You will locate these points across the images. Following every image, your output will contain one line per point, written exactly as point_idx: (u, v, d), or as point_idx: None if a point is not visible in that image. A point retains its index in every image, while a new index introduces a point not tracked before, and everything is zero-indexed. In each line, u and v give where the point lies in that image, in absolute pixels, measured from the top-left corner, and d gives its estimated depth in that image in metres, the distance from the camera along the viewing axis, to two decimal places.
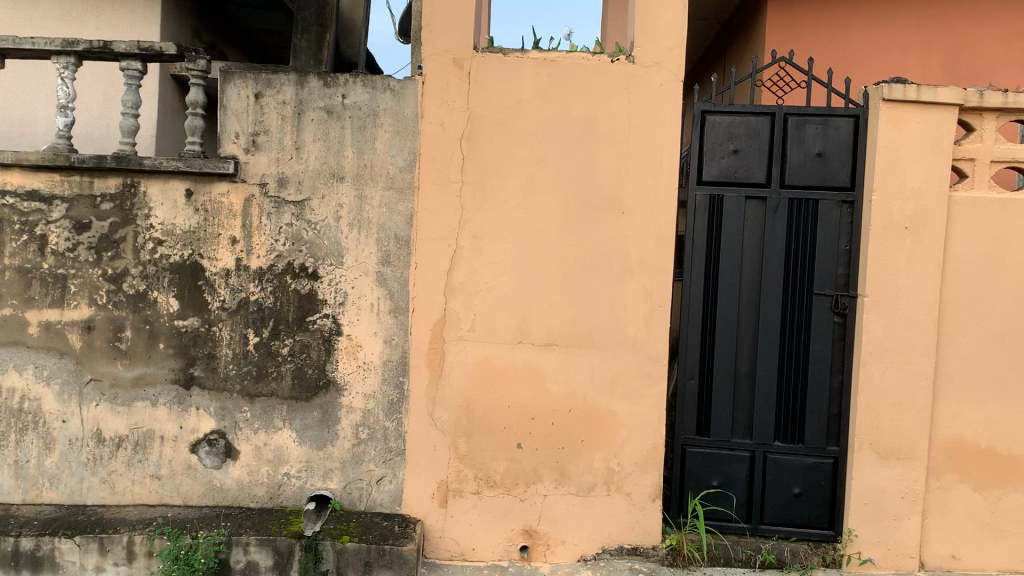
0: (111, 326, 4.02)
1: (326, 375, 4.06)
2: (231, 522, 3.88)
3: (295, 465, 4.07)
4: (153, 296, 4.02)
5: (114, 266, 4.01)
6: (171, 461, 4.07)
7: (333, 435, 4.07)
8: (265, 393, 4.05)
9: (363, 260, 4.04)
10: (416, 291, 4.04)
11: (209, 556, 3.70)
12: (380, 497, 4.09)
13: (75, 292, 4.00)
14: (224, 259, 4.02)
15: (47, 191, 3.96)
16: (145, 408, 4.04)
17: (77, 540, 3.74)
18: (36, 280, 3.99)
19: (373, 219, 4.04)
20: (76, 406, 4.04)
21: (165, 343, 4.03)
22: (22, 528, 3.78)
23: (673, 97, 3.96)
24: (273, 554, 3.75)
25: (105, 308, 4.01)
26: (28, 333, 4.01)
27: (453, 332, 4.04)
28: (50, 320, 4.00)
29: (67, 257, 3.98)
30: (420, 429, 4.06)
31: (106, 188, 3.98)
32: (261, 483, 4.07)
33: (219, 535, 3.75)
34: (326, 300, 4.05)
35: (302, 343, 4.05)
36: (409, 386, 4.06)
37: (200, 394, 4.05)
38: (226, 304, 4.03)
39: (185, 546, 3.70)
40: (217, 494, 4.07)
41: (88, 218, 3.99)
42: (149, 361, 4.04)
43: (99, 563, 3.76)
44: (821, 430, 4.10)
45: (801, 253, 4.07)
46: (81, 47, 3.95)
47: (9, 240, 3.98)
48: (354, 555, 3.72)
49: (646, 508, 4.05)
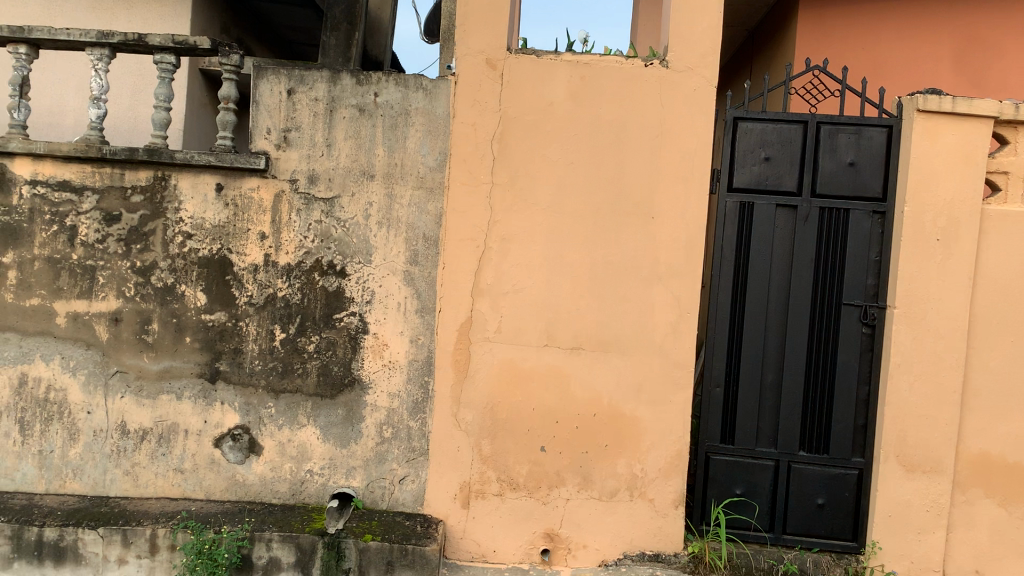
0: (138, 319, 4.02)
1: (351, 373, 4.06)
2: (255, 518, 3.88)
3: (319, 462, 4.07)
4: (180, 289, 4.02)
5: (143, 259, 4.01)
6: (194, 455, 4.07)
7: (357, 433, 4.06)
8: (291, 389, 4.05)
9: (391, 259, 4.04)
10: (443, 291, 4.04)
11: (231, 551, 3.71)
12: (402, 497, 4.08)
13: (104, 283, 4.01)
14: (253, 255, 4.02)
15: (77, 181, 3.97)
16: (171, 401, 4.05)
17: (100, 532, 3.75)
18: (65, 271, 4.00)
19: (402, 218, 4.03)
20: (102, 398, 4.05)
21: (191, 337, 4.04)
22: (45, 518, 3.79)
23: (707, 103, 3.95)
24: (295, 551, 3.75)
25: (133, 300, 4.02)
26: (56, 324, 4.02)
27: (479, 334, 4.03)
28: (77, 311, 4.01)
29: (97, 249, 3.99)
30: (444, 429, 4.06)
31: (137, 180, 3.99)
32: (284, 479, 4.07)
33: (243, 531, 3.75)
34: (353, 298, 4.05)
35: (328, 341, 4.05)
36: (433, 386, 4.06)
37: (225, 388, 4.05)
38: (253, 299, 4.03)
39: (208, 541, 3.71)
40: (240, 488, 4.08)
41: (118, 210, 4.00)
42: (175, 354, 4.04)
43: (122, 555, 3.77)
44: (846, 441, 4.08)
45: (830, 261, 4.05)
46: (116, 39, 3.94)
47: (39, 230, 3.99)
48: (377, 554, 3.71)
49: (669, 515, 4.03)
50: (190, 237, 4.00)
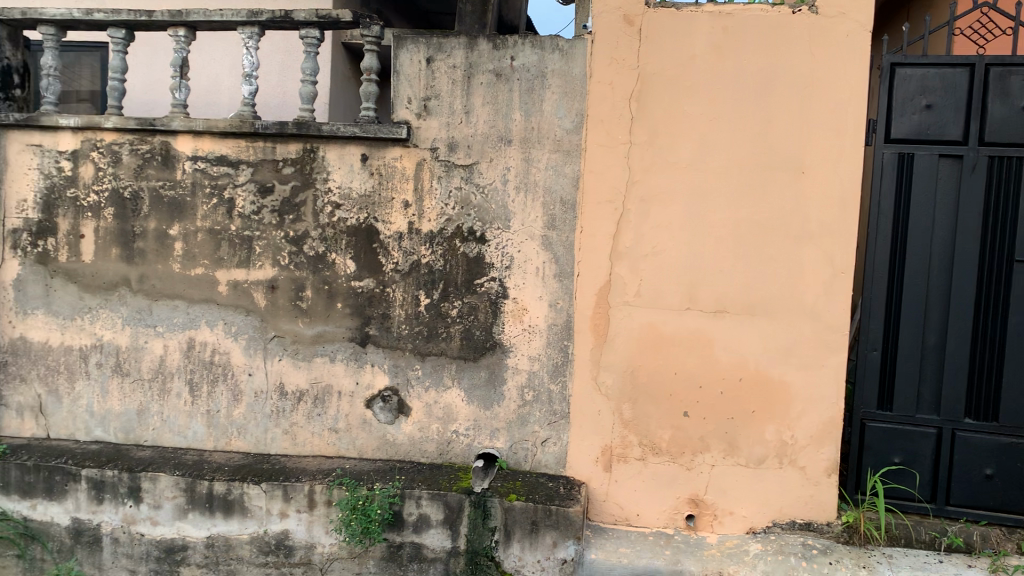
0: (293, 287, 4.22)
1: (493, 337, 4.11)
2: (405, 476, 4.01)
3: (463, 423, 4.16)
4: (330, 257, 4.18)
5: (296, 229, 4.19)
6: (347, 415, 4.24)
7: (500, 396, 4.12)
8: (436, 353, 4.15)
9: (530, 224, 4.05)
10: (582, 255, 4.01)
11: (384, 508, 3.86)
12: (545, 459, 4.12)
13: (261, 252, 4.22)
14: (397, 223, 4.13)
15: (234, 158, 4.18)
16: (324, 364, 4.23)
17: (264, 486, 3.98)
18: (227, 243, 4.23)
19: (540, 182, 4.03)
20: (261, 365, 4.27)
21: (342, 303, 4.19)
22: (215, 473, 4.05)
23: (860, 50, 3.72)
24: (443, 509, 3.86)
25: (288, 268, 4.21)
26: (219, 291, 4.27)
27: (619, 297, 3.99)
28: (238, 279, 4.25)
29: (254, 220, 4.21)
30: (585, 393, 4.05)
31: (288, 153, 4.16)
32: (431, 439, 4.19)
33: (394, 488, 3.89)
34: (493, 263, 4.08)
35: (470, 306, 4.11)
36: (573, 350, 4.05)
37: (374, 352, 4.19)
38: (399, 266, 4.14)
39: (362, 497, 3.88)
40: (390, 448, 4.22)
41: (271, 182, 4.18)
42: (327, 319, 4.21)
43: (283, 509, 3.99)
44: (1019, 408, 3.79)
45: (1001, 215, 3.75)
46: (265, 17, 4.10)
47: (201, 207, 4.23)
48: (521, 513, 3.77)
49: (820, 483, 3.89)
50: (334, 212, 4.15)
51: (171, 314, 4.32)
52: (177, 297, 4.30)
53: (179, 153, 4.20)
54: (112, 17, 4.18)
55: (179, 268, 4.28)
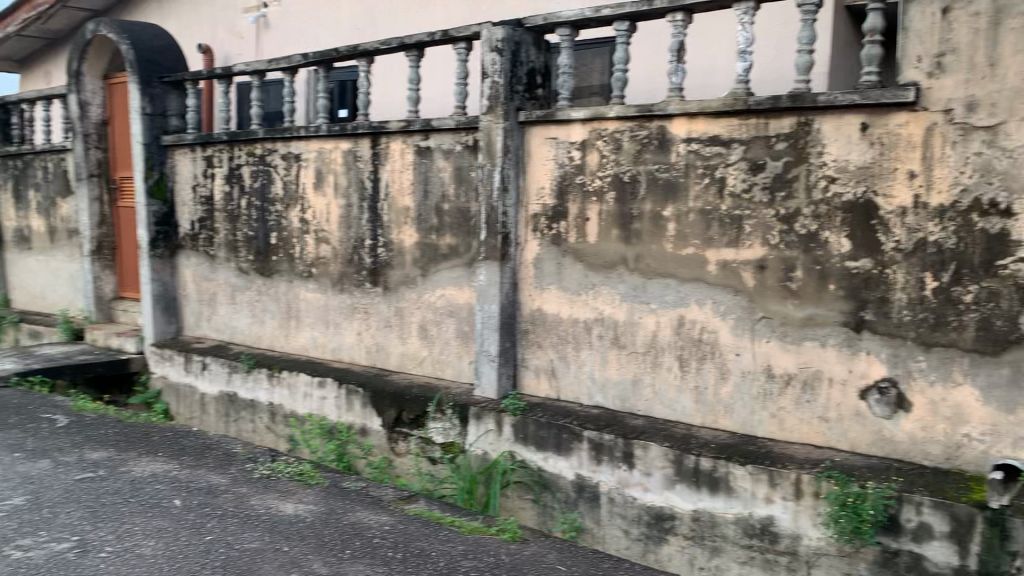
0: (620, 219, 5.11)
1: (846, 250, 4.29)
2: (861, 472, 4.14)
3: (841, 344, 4.35)
4: (681, 189, 4.84)
5: (630, 172, 5.04)
6: (756, 358, 4.65)
7: (863, 300, 4.27)
8: (790, 255, 4.48)
9: (851, 140, 4.22)
10: (907, 163, 4.06)
11: (878, 509, 3.92)
12: (943, 406, 4.06)
13: (603, 208, 5.18)
14: (757, 152, 4.54)
15: (573, 118, 5.23)
16: (676, 288, 4.92)
17: (747, 469, 4.40)
18: (568, 202, 5.34)
19: (875, 94, 4.09)
20: (605, 294, 5.23)
21: (687, 234, 4.85)
22: (702, 449, 4.61)
23: None
24: (951, 522, 3.79)
25: (636, 215, 5.05)
26: (583, 241, 5.28)
27: (949, 179, 3.96)
28: (591, 230, 5.24)
29: (602, 176, 5.16)
30: (912, 285, 4.12)
31: (626, 112, 4.97)
32: (904, 417, 4.19)
33: (888, 492, 3.94)
34: (855, 186, 4.24)
35: (820, 213, 4.35)
36: (888, 236, 4.16)
37: (724, 270, 4.72)
38: (735, 187, 4.64)
39: (855, 495, 3.99)
40: (888, 444, 4.25)
41: (621, 139, 5.06)
42: (676, 249, 4.90)
43: (769, 495, 4.34)
44: None
45: None
46: (603, 14, 5.07)
47: (548, 170, 5.41)
48: (964, 525, 3.75)
49: None
50: (653, 166, 4.93)
51: (537, 261, 5.56)
52: (541, 254, 5.52)
53: (531, 140, 5.47)
54: (496, 39, 5.45)
55: (540, 234, 5.50)
